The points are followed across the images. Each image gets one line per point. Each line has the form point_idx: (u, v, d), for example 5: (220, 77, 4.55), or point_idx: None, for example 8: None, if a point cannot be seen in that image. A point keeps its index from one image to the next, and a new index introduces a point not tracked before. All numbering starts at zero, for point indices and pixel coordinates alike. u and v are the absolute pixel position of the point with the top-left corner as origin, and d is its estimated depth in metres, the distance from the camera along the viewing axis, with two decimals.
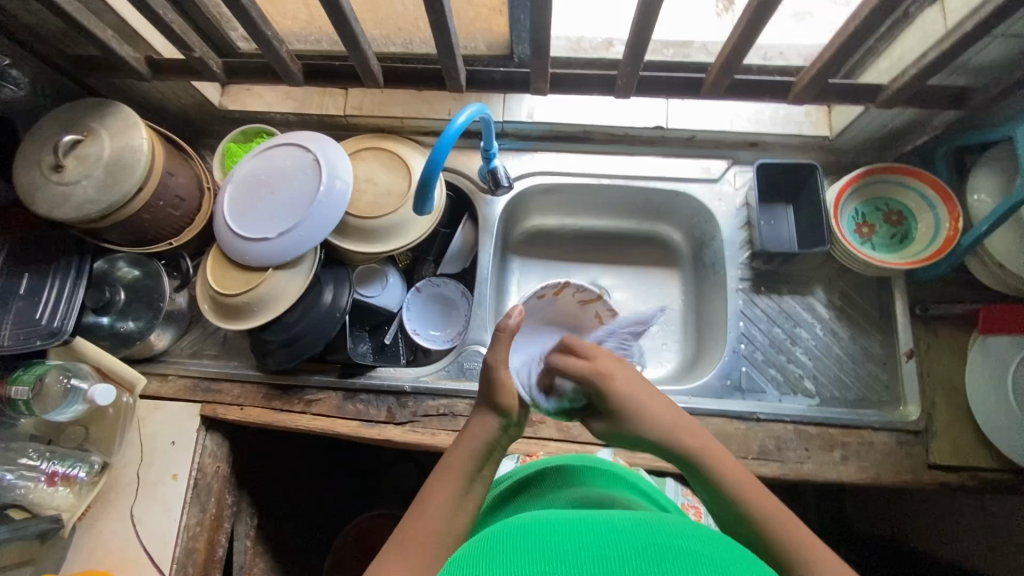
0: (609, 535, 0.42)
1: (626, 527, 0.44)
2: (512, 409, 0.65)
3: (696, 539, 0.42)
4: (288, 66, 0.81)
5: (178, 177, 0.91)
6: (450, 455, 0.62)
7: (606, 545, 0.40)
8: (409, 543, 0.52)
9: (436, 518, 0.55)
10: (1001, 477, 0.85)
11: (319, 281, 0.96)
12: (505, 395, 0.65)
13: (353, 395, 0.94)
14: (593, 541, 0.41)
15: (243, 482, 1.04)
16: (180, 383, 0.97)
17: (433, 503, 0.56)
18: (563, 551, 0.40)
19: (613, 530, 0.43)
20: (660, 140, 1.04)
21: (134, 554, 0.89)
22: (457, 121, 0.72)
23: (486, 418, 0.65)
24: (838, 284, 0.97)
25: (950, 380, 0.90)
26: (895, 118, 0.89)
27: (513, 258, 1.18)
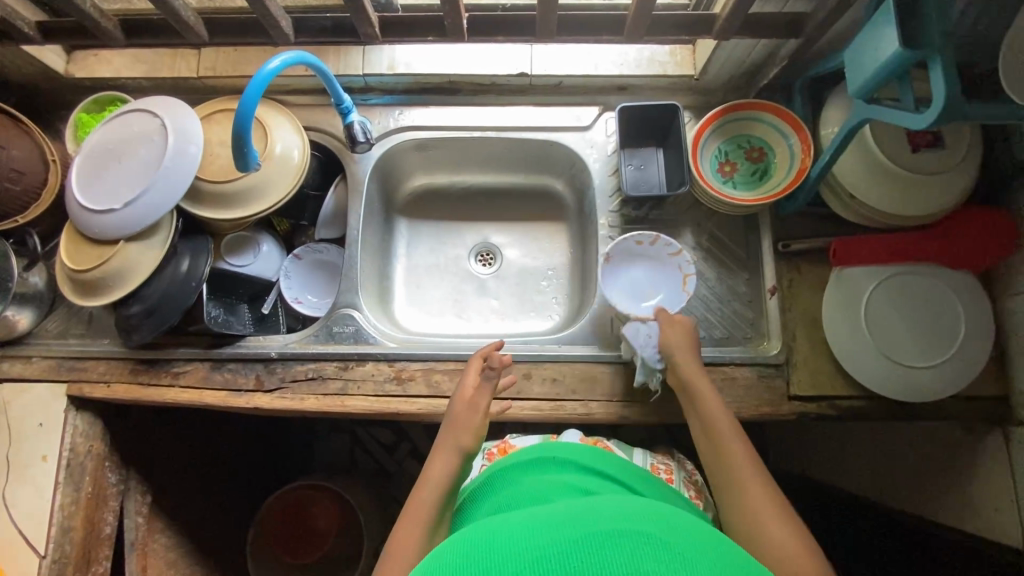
0: (552, 527, 0.47)
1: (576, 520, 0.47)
2: (471, 447, 0.73)
3: (635, 521, 0.47)
4: (99, 24, 0.76)
5: (11, 151, 0.87)
6: (417, 496, 0.69)
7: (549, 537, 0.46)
8: None
9: (403, 560, 0.63)
10: (857, 403, 0.88)
11: (176, 252, 0.93)
12: (467, 435, 0.73)
13: (221, 364, 0.93)
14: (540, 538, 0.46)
15: (131, 459, 1.04)
16: (45, 364, 0.95)
17: (401, 548, 0.64)
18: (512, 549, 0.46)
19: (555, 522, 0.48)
20: (530, 89, 1.02)
21: (7, 536, 0.89)
22: (269, 66, 0.69)
23: (448, 458, 0.72)
24: (708, 226, 0.97)
25: (811, 313, 0.91)
26: (749, 52, 0.88)
27: (401, 219, 1.15)
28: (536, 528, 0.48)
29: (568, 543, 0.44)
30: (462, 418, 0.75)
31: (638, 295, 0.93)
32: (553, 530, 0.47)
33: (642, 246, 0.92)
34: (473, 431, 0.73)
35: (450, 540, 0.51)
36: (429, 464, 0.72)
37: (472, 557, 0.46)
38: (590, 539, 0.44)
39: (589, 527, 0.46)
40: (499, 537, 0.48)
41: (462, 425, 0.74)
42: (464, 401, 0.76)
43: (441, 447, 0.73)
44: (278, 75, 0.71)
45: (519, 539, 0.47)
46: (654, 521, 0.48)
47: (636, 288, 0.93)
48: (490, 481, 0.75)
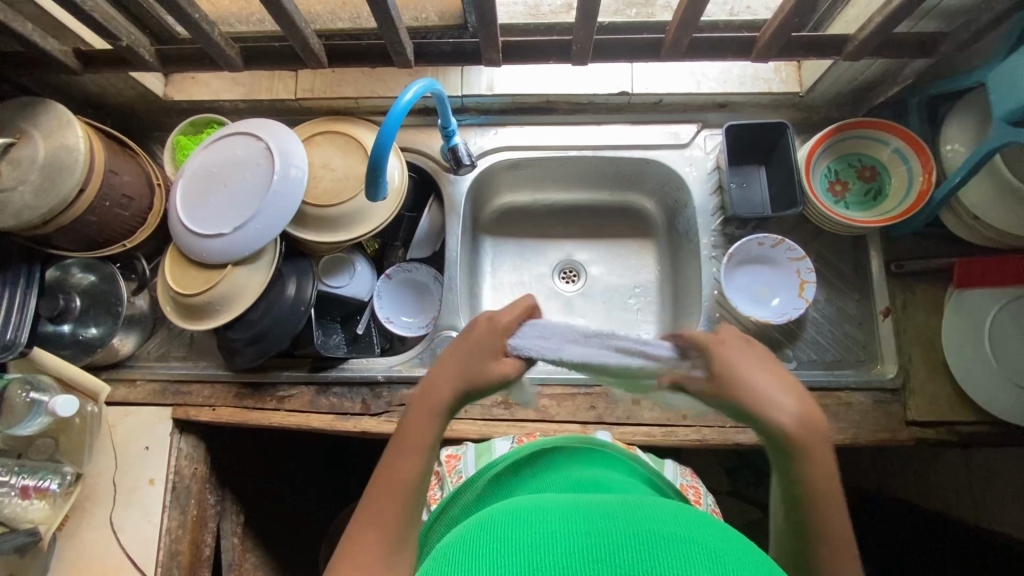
0: (598, 520, 0.40)
1: (619, 516, 0.41)
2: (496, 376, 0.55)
3: (693, 529, 0.40)
4: (224, 51, 0.76)
5: (123, 176, 0.87)
6: (411, 420, 0.57)
7: (594, 531, 0.39)
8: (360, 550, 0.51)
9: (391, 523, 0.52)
10: (979, 429, 0.86)
11: (281, 275, 0.93)
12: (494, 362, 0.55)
13: (326, 388, 0.93)
14: (579, 530, 0.39)
15: (225, 480, 1.03)
16: (149, 387, 0.95)
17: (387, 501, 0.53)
18: (550, 538, 0.39)
19: (601, 515, 0.41)
20: (626, 107, 1.01)
21: (117, 561, 0.88)
22: (404, 98, 0.69)
23: (451, 376, 0.57)
24: (814, 246, 0.96)
25: (927, 335, 0.89)
26: (866, 69, 0.86)
27: (485, 237, 1.14)
28: (572, 518, 0.41)
29: (609, 540, 0.38)
30: (460, 372, 0.56)
31: (756, 294, 0.94)
32: (591, 525, 0.40)
33: (763, 248, 0.93)
34: (457, 395, 0.57)
35: (473, 524, 0.44)
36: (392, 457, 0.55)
37: (490, 541, 0.40)
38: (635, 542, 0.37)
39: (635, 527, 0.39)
40: (529, 520, 0.42)
41: (468, 363, 0.56)
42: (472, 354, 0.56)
43: (407, 434, 0.56)
44: (412, 107, 0.70)
45: (550, 532, 0.40)
46: (707, 529, 0.41)
47: (752, 286, 0.95)
48: (509, 469, 0.64)
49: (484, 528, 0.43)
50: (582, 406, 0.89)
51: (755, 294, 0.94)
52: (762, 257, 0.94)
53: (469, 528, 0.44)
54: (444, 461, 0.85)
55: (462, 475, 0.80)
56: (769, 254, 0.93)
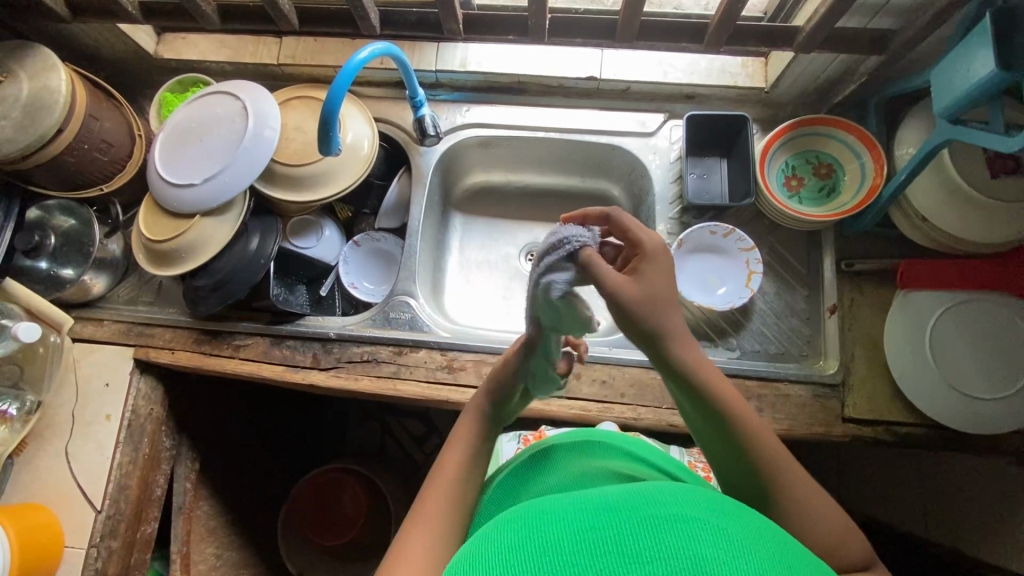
0: (607, 512, 0.43)
1: (623, 506, 0.44)
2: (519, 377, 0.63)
3: (697, 507, 0.43)
4: (200, 7, 0.80)
5: (104, 122, 0.92)
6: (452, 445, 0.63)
7: (605, 524, 0.42)
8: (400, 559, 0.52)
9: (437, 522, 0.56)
10: (914, 431, 0.86)
11: (247, 229, 0.96)
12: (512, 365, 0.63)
13: (280, 341, 0.97)
14: (586, 525, 0.42)
15: (183, 427, 1.07)
16: (115, 327, 0.99)
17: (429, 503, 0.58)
18: (560, 541, 0.42)
19: (609, 507, 0.44)
20: (596, 92, 1.03)
21: (67, 489, 0.92)
22: (358, 56, 0.72)
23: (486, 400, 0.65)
24: (768, 240, 0.97)
25: (871, 334, 0.89)
26: (826, 66, 0.87)
27: (455, 213, 1.17)
28: (574, 514, 0.44)
29: (625, 529, 0.41)
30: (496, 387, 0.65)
31: (704, 282, 0.95)
32: (599, 519, 0.43)
33: (715, 237, 0.94)
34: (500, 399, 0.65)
35: (481, 536, 0.47)
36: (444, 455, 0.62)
37: (499, 551, 0.43)
38: (652, 530, 0.40)
39: (643, 514, 0.42)
40: (531, 524, 0.45)
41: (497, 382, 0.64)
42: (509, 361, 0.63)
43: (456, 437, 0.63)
44: (366, 65, 0.73)
45: (553, 534, 0.43)
46: (709, 506, 0.44)
47: (702, 274, 0.96)
48: (511, 476, 0.67)
49: (493, 537, 0.46)
50: None
51: (703, 282, 0.95)
52: (713, 246, 0.95)
53: (478, 537, 0.48)
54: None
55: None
56: (720, 244, 0.95)
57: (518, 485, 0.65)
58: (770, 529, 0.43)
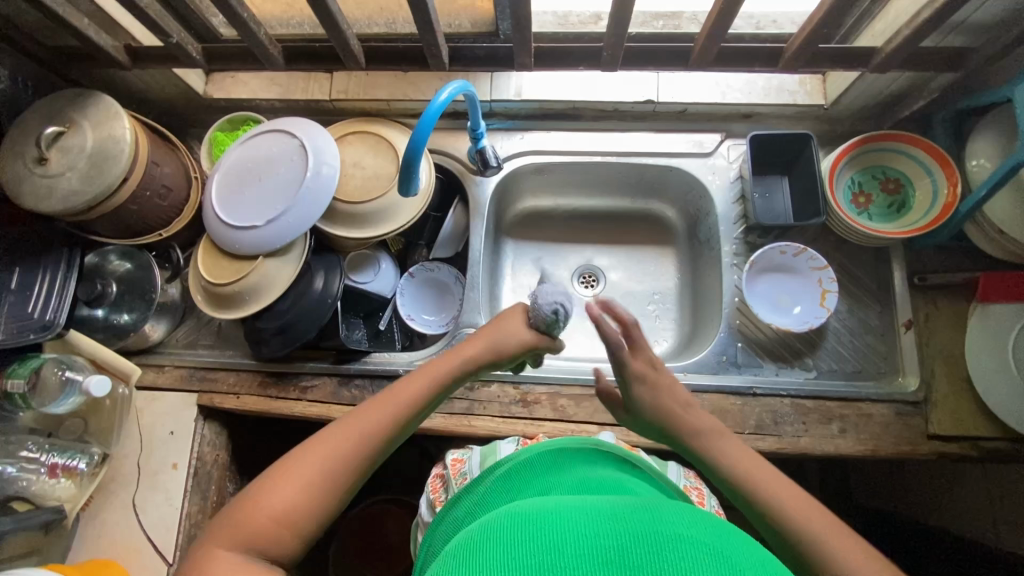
0: (605, 520, 0.44)
1: (625, 518, 0.44)
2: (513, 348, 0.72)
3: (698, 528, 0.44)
4: (268, 50, 0.79)
5: (164, 167, 0.90)
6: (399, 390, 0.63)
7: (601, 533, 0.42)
8: (291, 466, 0.56)
9: (339, 449, 0.57)
10: (1001, 446, 0.85)
11: (310, 268, 0.95)
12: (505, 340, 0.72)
13: (348, 380, 0.95)
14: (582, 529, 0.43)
15: (243, 470, 1.05)
16: (177, 373, 0.97)
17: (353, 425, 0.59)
18: (553, 540, 0.41)
19: (610, 517, 0.44)
20: (651, 115, 1.02)
21: (138, 542, 0.90)
22: (439, 98, 0.71)
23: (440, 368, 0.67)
24: (836, 257, 0.96)
25: (950, 349, 0.89)
26: (892, 83, 0.87)
27: (506, 240, 1.16)
28: (578, 518, 0.44)
29: (622, 537, 0.41)
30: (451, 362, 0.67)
31: (773, 302, 0.95)
32: (597, 526, 0.43)
33: (785, 256, 0.94)
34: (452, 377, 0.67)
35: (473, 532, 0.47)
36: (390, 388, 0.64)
37: (493, 543, 0.43)
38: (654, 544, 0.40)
39: (650, 526, 0.42)
40: (533, 523, 0.44)
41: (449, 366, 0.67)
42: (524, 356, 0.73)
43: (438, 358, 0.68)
44: (445, 107, 0.72)
45: (547, 530, 0.43)
46: (710, 528, 0.44)
47: (770, 294, 0.95)
48: (510, 474, 0.62)
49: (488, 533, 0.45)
50: (600, 408, 0.90)
51: (773, 302, 0.95)
52: (783, 266, 0.95)
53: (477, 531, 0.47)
54: (450, 463, 0.84)
55: (466, 476, 0.79)
56: (790, 264, 0.94)
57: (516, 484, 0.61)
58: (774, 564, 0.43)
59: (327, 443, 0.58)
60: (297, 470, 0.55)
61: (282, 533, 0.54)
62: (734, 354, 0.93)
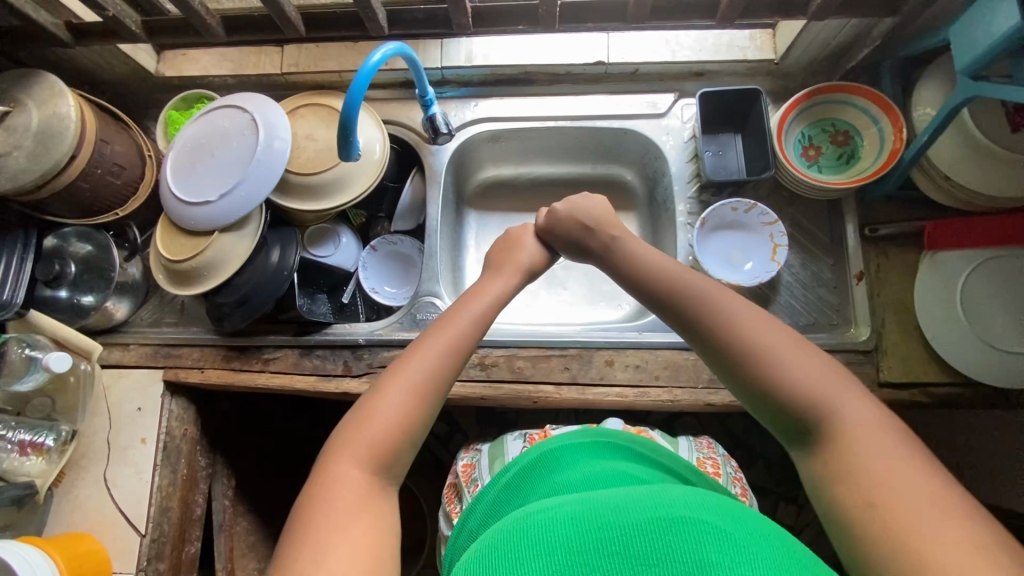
0: (611, 514, 0.50)
1: (636, 509, 0.50)
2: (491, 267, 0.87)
3: (710, 509, 0.50)
4: (206, 21, 0.79)
5: (114, 145, 0.91)
6: (424, 345, 0.72)
7: (608, 530, 0.48)
8: (361, 429, 0.64)
9: (394, 406, 0.66)
10: (950, 390, 0.86)
11: (266, 242, 0.96)
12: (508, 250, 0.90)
13: (310, 351, 0.96)
14: (589, 527, 0.49)
15: (216, 444, 1.07)
16: (142, 351, 0.99)
17: (394, 382, 0.68)
18: (561, 543, 0.49)
19: (613, 509, 0.51)
20: (604, 77, 1.02)
21: (110, 516, 0.92)
22: (372, 59, 0.71)
23: (459, 319, 0.75)
24: (789, 212, 0.96)
25: (900, 298, 0.89)
26: (837, 33, 0.87)
27: (469, 210, 1.16)
28: (583, 515, 0.51)
29: (630, 530, 0.48)
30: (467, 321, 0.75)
31: (727, 258, 0.95)
32: (603, 523, 0.49)
33: (737, 213, 0.94)
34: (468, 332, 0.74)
35: (485, 538, 0.54)
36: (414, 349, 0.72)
37: (509, 547, 0.50)
38: (655, 528, 0.47)
39: (655, 511, 0.49)
40: (539, 523, 0.52)
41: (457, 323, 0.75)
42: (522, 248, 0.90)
43: (476, 291, 0.81)
44: (380, 68, 0.73)
45: (554, 533, 0.50)
46: (716, 507, 0.50)
47: (723, 251, 0.95)
48: (516, 478, 0.70)
49: (501, 537, 0.52)
50: (557, 368, 0.91)
51: (726, 259, 0.95)
52: (736, 223, 0.95)
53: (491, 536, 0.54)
54: (461, 471, 0.92)
55: (478, 482, 0.86)
56: (743, 221, 0.94)
57: (525, 488, 0.67)
58: (784, 536, 0.51)
59: (402, 377, 0.68)
60: (365, 432, 0.63)
61: (393, 442, 0.64)
62: None
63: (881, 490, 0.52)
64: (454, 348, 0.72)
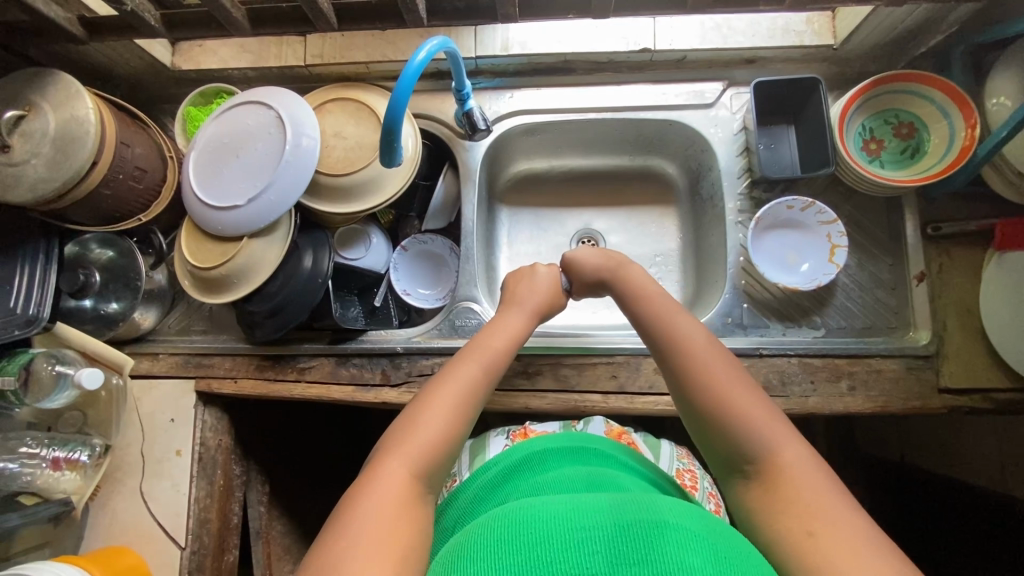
0: (590, 513, 0.47)
1: (614, 510, 0.48)
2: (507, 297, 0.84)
3: (697, 521, 0.48)
4: (231, 14, 0.73)
5: (135, 148, 0.86)
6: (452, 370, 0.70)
7: (587, 528, 0.46)
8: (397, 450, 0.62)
9: (430, 432, 0.63)
10: (1014, 396, 0.82)
11: (297, 247, 0.92)
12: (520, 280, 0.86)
13: (345, 360, 0.93)
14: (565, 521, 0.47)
15: (249, 451, 1.04)
16: (171, 360, 0.96)
17: (430, 408, 0.65)
18: (537, 540, 0.46)
19: (594, 508, 0.48)
20: (648, 65, 0.96)
21: (148, 529, 0.90)
22: (417, 58, 0.66)
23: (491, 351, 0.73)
24: (845, 209, 0.92)
25: (963, 300, 0.85)
26: (907, 17, 0.81)
27: (501, 206, 1.12)
28: (565, 512, 0.48)
29: (610, 529, 0.45)
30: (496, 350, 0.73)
31: (778, 259, 0.91)
32: (583, 519, 0.47)
33: (793, 211, 0.90)
34: (495, 362, 0.72)
35: (452, 548, 0.50)
36: (443, 375, 0.70)
37: (483, 547, 0.47)
38: (628, 530, 0.45)
39: (629, 515, 0.47)
40: (517, 519, 0.48)
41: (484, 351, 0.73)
42: (533, 289, 0.83)
43: (490, 330, 0.77)
44: (424, 67, 0.67)
45: (535, 530, 0.46)
46: (702, 519, 0.49)
47: (775, 251, 0.92)
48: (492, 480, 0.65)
49: (474, 538, 0.49)
50: (604, 376, 0.88)
51: (778, 259, 0.91)
52: (789, 221, 0.91)
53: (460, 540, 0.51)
54: None
55: (457, 478, 0.84)
56: (798, 220, 0.90)
57: (501, 488, 0.64)
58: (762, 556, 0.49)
59: (437, 402, 0.66)
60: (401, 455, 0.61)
61: (427, 467, 0.62)
62: (740, 316, 0.90)
63: (823, 518, 0.53)
64: (482, 376, 0.70)
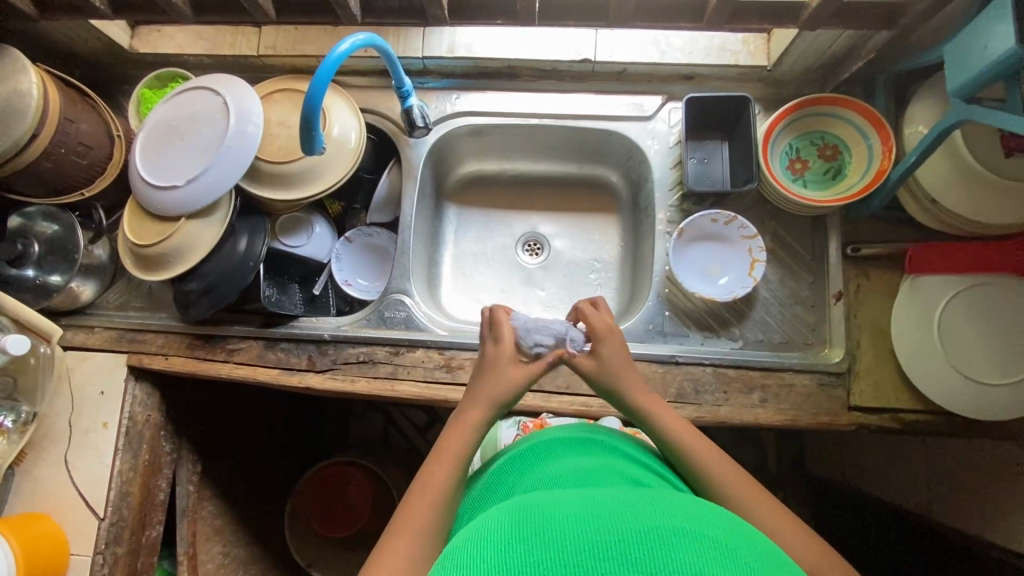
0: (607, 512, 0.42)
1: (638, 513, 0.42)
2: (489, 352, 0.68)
3: (719, 526, 0.42)
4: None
5: (80, 125, 0.88)
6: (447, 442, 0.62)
7: (605, 529, 0.40)
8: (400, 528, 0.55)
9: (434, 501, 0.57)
10: (921, 417, 0.84)
11: (234, 230, 0.93)
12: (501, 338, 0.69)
13: (274, 344, 0.95)
14: (582, 520, 0.42)
15: (182, 430, 1.06)
16: (106, 334, 0.98)
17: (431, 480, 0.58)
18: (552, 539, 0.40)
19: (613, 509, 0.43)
20: (591, 75, 0.99)
21: (69, 497, 0.92)
22: (340, 48, 0.69)
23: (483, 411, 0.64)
24: (771, 225, 0.94)
25: (877, 321, 0.87)
26: (832, 41, 0.83)
27: (449, 205, 1.14)
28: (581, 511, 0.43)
29: (629, 532, 0.40)
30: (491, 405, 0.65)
31: (699, 270, 0.94)
32: (600, 523, 0.41)
33: (716, 224, 0.92)
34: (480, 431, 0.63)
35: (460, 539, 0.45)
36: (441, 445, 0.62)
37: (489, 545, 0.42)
38: (637, 539, 0.39)
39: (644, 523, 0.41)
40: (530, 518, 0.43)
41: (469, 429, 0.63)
42: (503, 379, 0.66)
43: (441, 454, 0.61)
44: (347, 58, 0.70)
45: (550, 530, 0.41)
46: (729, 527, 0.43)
47: (698, 262, 0.94)
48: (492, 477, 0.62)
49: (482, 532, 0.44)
50: None
51: (698, 270, 0.93)
52: (712, 234, 0.93)
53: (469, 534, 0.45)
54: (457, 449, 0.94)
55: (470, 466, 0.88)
56: (720, 233, 0.93)
57: (508, 479, 0.60)
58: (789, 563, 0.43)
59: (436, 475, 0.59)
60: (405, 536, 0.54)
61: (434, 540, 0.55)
62: (660, 324, 0.92)
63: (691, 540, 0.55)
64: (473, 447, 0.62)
